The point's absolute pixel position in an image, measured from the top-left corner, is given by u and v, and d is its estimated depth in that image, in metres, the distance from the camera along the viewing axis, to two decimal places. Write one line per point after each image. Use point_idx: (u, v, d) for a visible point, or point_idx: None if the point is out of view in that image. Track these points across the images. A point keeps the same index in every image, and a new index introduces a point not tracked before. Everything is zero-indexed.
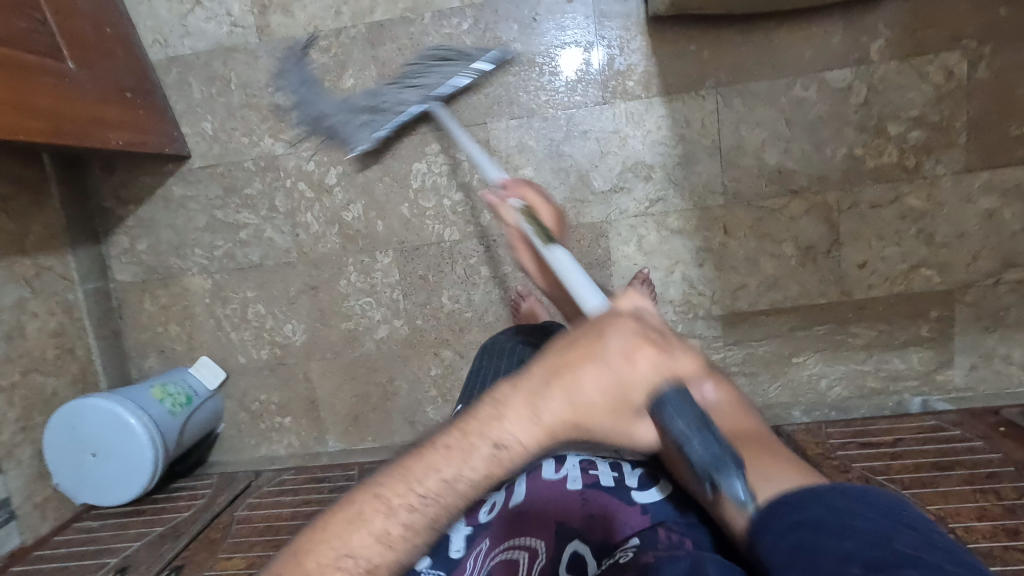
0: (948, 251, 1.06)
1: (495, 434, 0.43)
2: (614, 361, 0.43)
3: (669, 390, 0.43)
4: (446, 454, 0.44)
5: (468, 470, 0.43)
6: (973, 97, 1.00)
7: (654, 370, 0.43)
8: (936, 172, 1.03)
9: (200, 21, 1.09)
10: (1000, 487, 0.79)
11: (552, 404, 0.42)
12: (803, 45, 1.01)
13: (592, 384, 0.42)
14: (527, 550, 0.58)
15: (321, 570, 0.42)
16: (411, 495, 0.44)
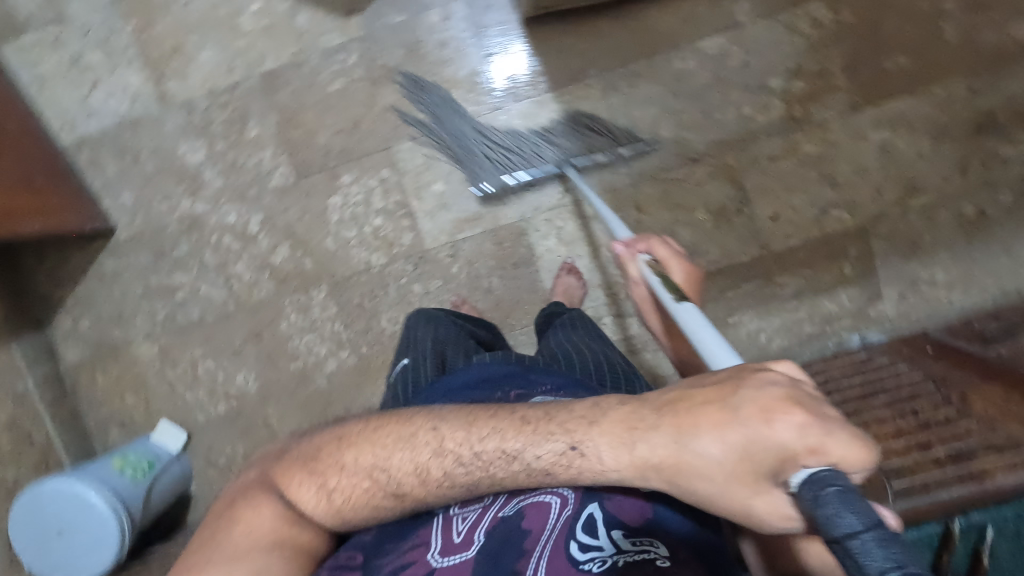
0: (852, 189, 1.09)
1: (578, 438, 0.49)
2: (747, 415, 0.40)
3: (828, 474, 0.36)
4: (516, 427, 0.52)
5: (528, 456, 0.51)
6: (840, 41, 1.05)
7: (796, 436, 0.38)
8: (824, 116, 1.07)
9: (103, 100, 1.13)
10: (918, 406, 0.80)
11: (656, 436, 0.45)
12: (673, 22, 1.07)
13: (710, 436, 0.42)
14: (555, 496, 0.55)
15: (362, 461, 0.55)
16: (465, 448, 0.53)
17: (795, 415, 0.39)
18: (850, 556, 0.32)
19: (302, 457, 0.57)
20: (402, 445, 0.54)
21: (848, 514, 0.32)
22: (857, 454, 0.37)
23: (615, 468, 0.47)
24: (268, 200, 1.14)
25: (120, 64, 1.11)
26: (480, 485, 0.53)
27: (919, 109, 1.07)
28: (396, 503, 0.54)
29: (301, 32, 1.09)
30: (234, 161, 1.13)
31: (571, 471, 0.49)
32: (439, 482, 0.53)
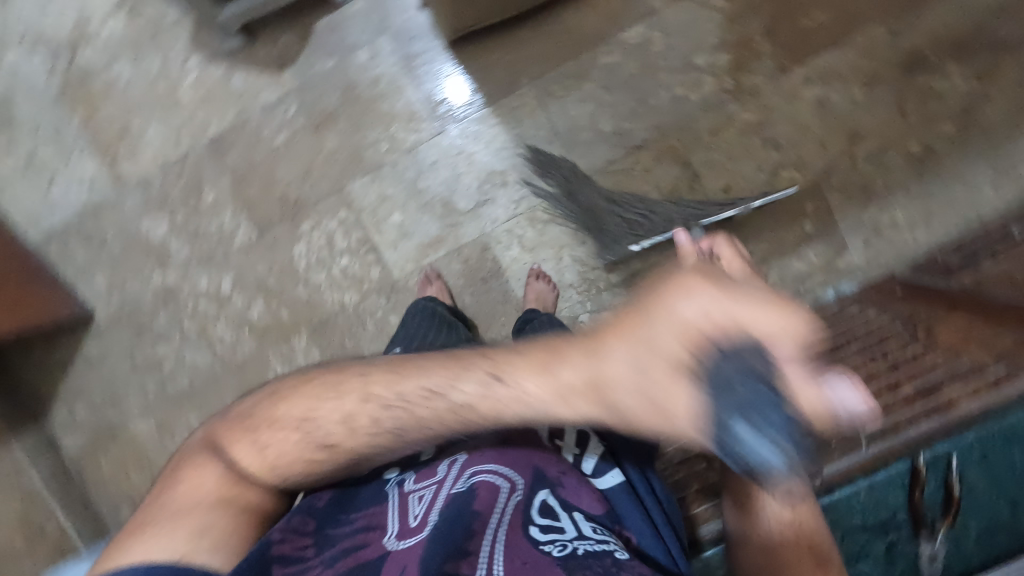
0: (797, 148, 1.11)
1: (499, 368, 0.41)
2: (651, 304, 0.34)
3: (731, 342, 0.32)
4: (442, 370, 0.45)
5: (453, 394, 0.43)
6: (755, 10, 1.09)
7: (704, 311, 0.33)
8: (755, 83, 1.09)
9: (63, 192, 1.16)
10: (887, 348, 0.80)
11: (573, 363, 0.37)
12: (593, 21, 1.10)
13: (623, 342, 0.35)
14: (505, 483, 0.53)
15: (290, 415, 0.52)
16: (388, 391, 0.48)
17: (699, 289, 0.33)
18: (740, 460, 0.33)
19: (242, 418, 0.56)
20: (330, 392, 0.51)
21: (733, 424, 0.32)
22: (763, 323, 0.32)
23: (535, 400, 0.39)
24: (236, 260, 1.16)
25: (73, 154, 1.15)
26: (409, 429, 0.47)
27: (845, 60, 1.09)
28: (328, 455, 0.51)
29: (239, 93, 1.12)
30: (198, 227, 1.15)
31: (495, 409, 0.41)
32: (366, 431, 0.49)
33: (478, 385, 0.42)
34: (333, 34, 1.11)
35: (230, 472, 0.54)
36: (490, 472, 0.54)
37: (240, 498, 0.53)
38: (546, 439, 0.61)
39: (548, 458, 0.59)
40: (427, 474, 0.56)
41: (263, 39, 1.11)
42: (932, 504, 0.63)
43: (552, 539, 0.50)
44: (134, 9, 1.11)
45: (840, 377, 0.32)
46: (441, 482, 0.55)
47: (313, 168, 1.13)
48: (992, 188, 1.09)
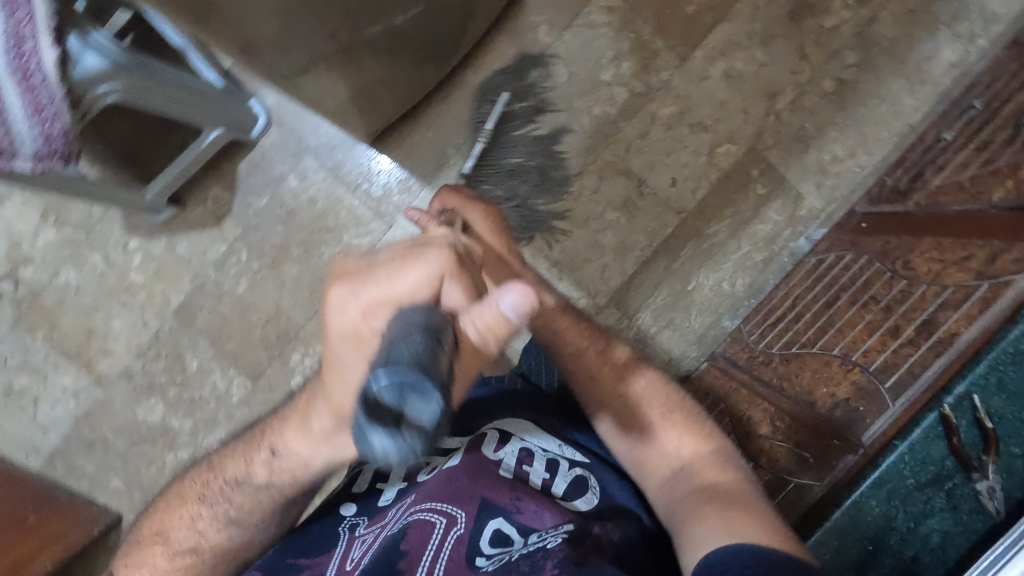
0: (723, 122, 1.14)
1: (273, 445, 0.61)
2: (338, 335, 0.48)
3: (370, 304, 0.47)
4: (236, 459, 0.65)
5: (250, 471, 0.64)
6: (640, 11, 1.11)
7: (354, 306, 0.47)
8: (664, 78, 1.13)
9: (50, 411, 1.14)
10: (874, 291, 0.82)
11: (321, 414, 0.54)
12: (494, 74, 1.12)
13: (333, 375, 0.50)
14: (445, 518, 0.64)
15: (160, 519, 0.69)
16: (212, 490, 0.67)
17: (344, 294, 0.48)
18: (413, 425, 0.35)
19: (131, 546, 0.70)
20: (177, 505, 0.68)
21: (365, 401, 0.36)
22: (408, 280, 0.46)
23: (307, 446, 0.59)
24: (239, 413, 1.13)
25: (47, 373, 1.13)
26: (252, 504, 0.65)
27: (737, 29, 1.12)
28: (195, 556, 0.67)
29: (189, 257, 1.12)
30: (192, 397, 1.14)
31: (284, 468, 0.62)
32: (213, 525, 0.67)
33: (265, 464, 0.63)
34: (257, 173, 1.11)
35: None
36: (429, 509, 0.65)
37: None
38: (509, 468, 0.70)
39: (501, 489, 0.67)
40: (377, 519, 0.69)
41: (193, 200, 1.11)
42: (971, 444, 0.60)
43: (491, 562, 0.61)
44: (60, 216, 1.11)
45: (504, 285, 0.44)
46: (385, 524, 0.67)
47: (282, 300, 1.13)
48: (911, 96, 1.14)
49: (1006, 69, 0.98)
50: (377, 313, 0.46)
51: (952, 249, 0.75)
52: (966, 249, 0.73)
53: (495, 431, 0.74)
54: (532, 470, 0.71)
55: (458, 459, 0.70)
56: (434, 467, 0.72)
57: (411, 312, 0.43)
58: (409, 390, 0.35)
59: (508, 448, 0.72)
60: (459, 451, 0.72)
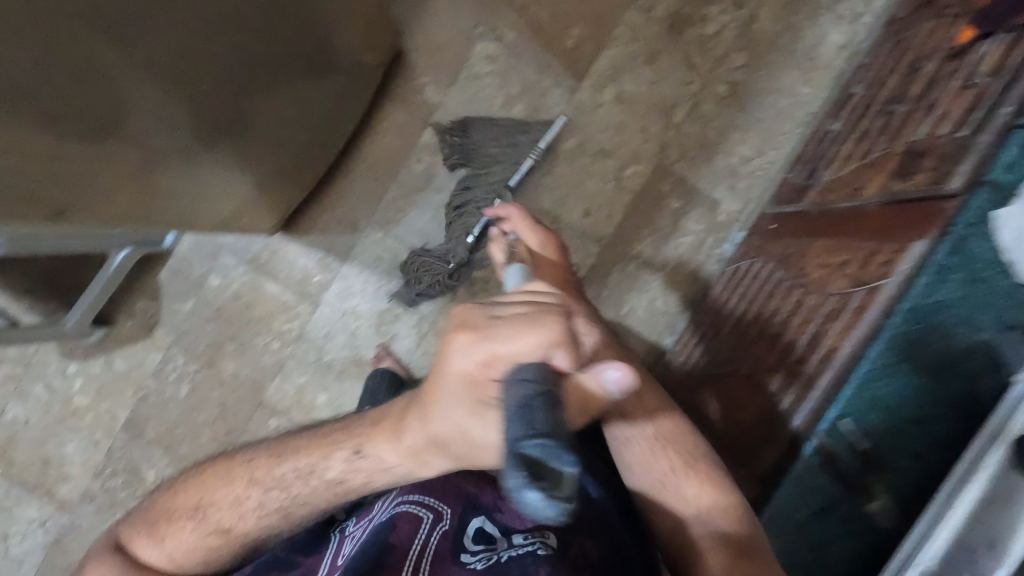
0: (624, 144, 1.14)
1: (355, 444, 0.59)
2: (449, 379, 0.46)
3: (489, 362, 0.44)
4: (315, 451, 0.62)
5: (323, 469, 0.61)
6: (521, 53, 1.12)
7: (468, 358, 0.45)
8: (557, 114, 1.13)
9: (21, 544, 1.15)
10: (777, 301, 0.82)
11: (411, 434, 0.53)
12: (390, 141, 1.13)
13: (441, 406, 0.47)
14: (431, 512, 0.63)
15: (196, 494, 0.68)
16: (266, 477, 0.64)
17: (462, 343, 0.45)
18: (564, 489, 0.36)
19: (151, 518, 0.70)
20: (221, 483, 0.67)
21: (517, 467, 0.36)
22: (526, 342, 0.44)
23: (392, 462, 0.56)
24: None
25: (11, 508, 1.15)
26: (292, 508, 0.64)
27: (620, 53, 1.12)
28: (222, 538, 0.66)
29: (129, 372, 1.14)
30: None
31: (358, 476, 0.59)
32: (255, 512, 0.65)
33: (343, 461, 0.60)
34: (177, 279, 1.14)
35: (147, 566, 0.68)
36: (415, 502, 0.64)
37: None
38: None
39: (489, 488, 0.66)
40: (365, 514, 0.69)
41: (121, 317, 1.14)
42: (854, 470, 0.59)
43: (476, 560, 0.59)
44: None
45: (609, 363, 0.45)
46: (373, 518, 0.67)
47: (226, 396, 1.14)
48: (806, 85, 1.13)
49: (883, 48, 0.98)
50: (494, 368, 0.44)
51: (836, 254, 0.75)
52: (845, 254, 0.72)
53: None
54: None
55: None
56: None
57: (525, 377, 0.42)
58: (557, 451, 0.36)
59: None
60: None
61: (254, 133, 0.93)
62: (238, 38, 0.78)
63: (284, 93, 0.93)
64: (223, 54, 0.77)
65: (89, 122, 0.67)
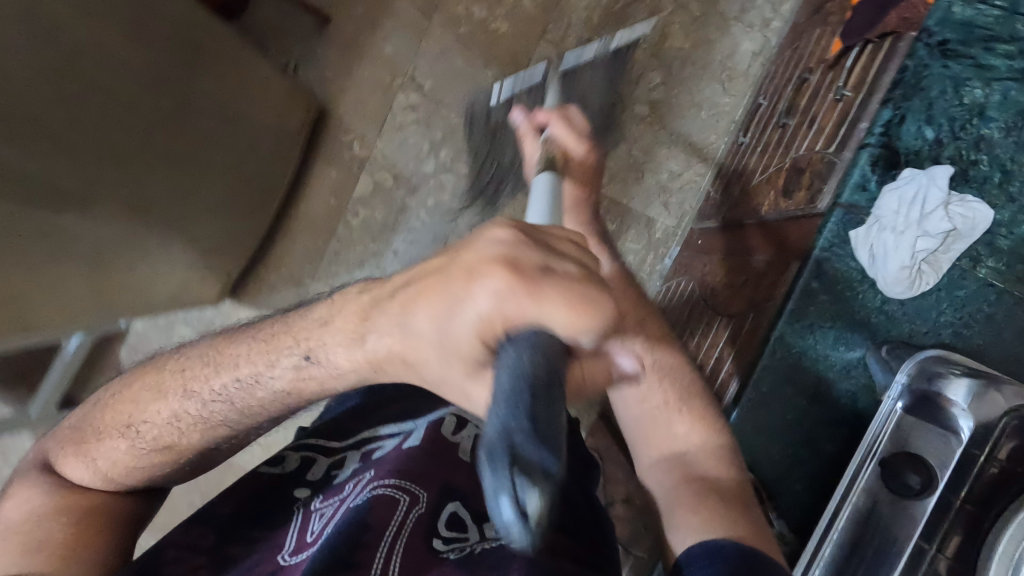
0: None
1: (306, 345, 0.43)
2: (455, 287, 0.34)
3: (512, 320, 0.32)
4: (259, 348, 0.45)
5: (266, 379, 0.45)
6: (441, 99, 1.15)
7: (493, 299, 0.32)
8: (482, 153, 1.15)
9: None
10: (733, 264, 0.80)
11: (381, 329, 0.38)
12: (324, 200, 1.17)
13: (422, 302, 0.36)
14: (407, 497, 0.60)
15: (119, 415, 0.53)
16: (202, 388, 0.49)
17: (498, 278, 0.32)
18: (539, 507, 0.26)
19: (72, 435, 0.57)
20: (150, 395, 0.52)
21: (483, 467, 0.26)
22: (561, 320, 0.31)
23: (342, 370, 0.42)
24: None
25: None
26: (234, 424, 0.50)
27: None
28: (165, 455, 0.54)
29: None
30: None
31: (310, 385, 0.44)
32: (195, 427, 0.51)
33: (289, 368, 0.43)
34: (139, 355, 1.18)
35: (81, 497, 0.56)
36: (390, 487, 0.60)
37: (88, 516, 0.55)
38: (466, 454, 0.69)
39: (461, 475, 0.66)
40: (334, 493, 0.63)
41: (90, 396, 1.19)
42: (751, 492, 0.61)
43: (450, 546, 0.57)
44: None
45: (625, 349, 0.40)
46: (344, 499, 0.61)
47: None
48: (726, 95, 1.14)
49: (785, 55, 0.99)
50: (516, 321, 0.32)
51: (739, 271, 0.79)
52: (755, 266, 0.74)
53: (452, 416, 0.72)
54: None
55: (416, 440, 0.67)
56: (389, 444, 0.68)
57: (536, 346, 0.31)
58: (532, 447, 0.26)
59: (466, 433, 0.71)
60: (417, 433, 0.69)
61: (196, 199, 0.97)
62: (156, 111, 0.84)
63: (216, 159, 0.98)
64: (137, 119, 0.81)
65: (35, 198, 0.71)
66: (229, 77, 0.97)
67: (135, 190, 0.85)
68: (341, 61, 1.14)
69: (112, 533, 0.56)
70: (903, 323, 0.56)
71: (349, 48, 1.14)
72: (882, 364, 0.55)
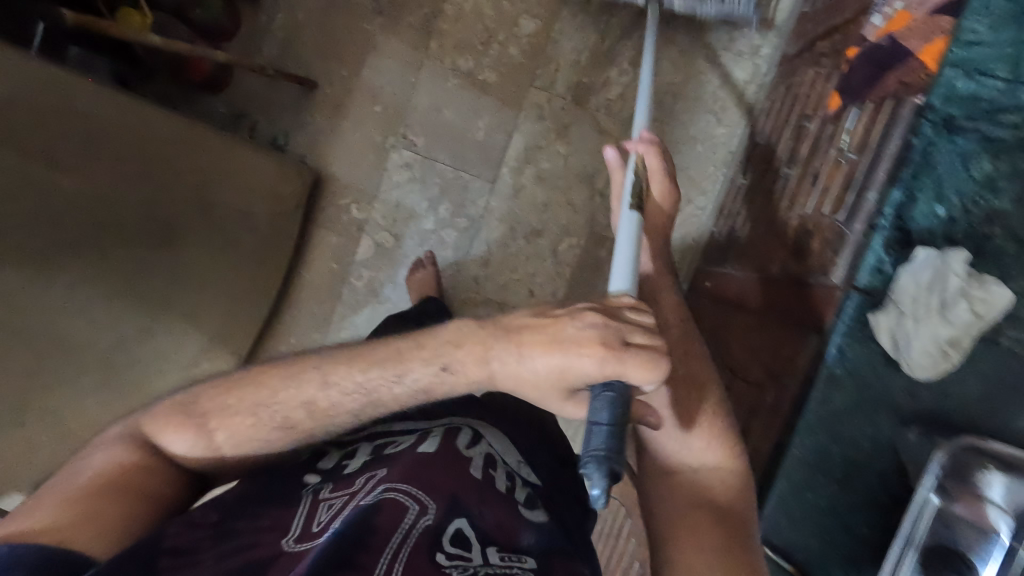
0: (553, 218, 1.14)
1: (444, 359, 0.54)
2: (568, 345, 0.47)
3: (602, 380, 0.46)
4: (396, 359, 0.55)
5: (407, 379, 0.55)
6: (434, 153, 1.14)
7: (596, 362, 0.46)
8: (482, 205, 1.15)
9: None
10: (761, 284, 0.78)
11: (503, 356, 0.51)
12: (327, 266, 1.16)
13: (541, 352, 0.49)
14: (416, 504, 0.54)
15: (243, 403, 0.58)
16: (346, 379, 0.56)
17: (600, 348, 0.46)
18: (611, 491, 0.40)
19: (176, 407, 0.60)
20: (282, 381, 0.58)
21: (584, 462, 0.41)
22: (638, 376, 0.45)
23: (461, 380, 0.53)
24: None
25: None
26: (359, 417, 0.58)
27: (531, 134, 1.13)
28: (288, 433, 0.58)
29: None
30: None
31: (437, 393, 0.55)
32: (329, 413, 0.57)
33: (422, 363, 0.54)
34: None
35: (155, 464, 0.59)
36: (402, 489, 0.54)
37: (142, 485, 0.57)
38: (479, 471, 0.60)
39: (471, 488, 0.58)
40: (342, 484, 0.57)
41: None
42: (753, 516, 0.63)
43: (451, 563, 0.51)
44: None
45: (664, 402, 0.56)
46: (353, 492, 0.56)
47: None
48: (720, 125, 1.13)
49: (780, 90, 0.98)
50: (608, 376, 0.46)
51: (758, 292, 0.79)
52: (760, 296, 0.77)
53: (469, 428, 0.65)
54: (497, 474, 0.62)
55: (434, 445, 0.60)
56: (404, 442, 0.62)
57: (616, 397, 0.45)
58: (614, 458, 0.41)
59: (479, 448, 0.63)
60: (433, 436, 0.62)
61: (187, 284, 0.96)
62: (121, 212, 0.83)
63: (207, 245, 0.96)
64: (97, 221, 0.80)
65: None
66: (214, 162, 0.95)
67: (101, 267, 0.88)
68: (331, 123, 1.13)
69: (150, 508, 0.56)
70: (928, 399, 0.55)
71: (337, 111, 1.13)
72: (915, 446, 0.54)
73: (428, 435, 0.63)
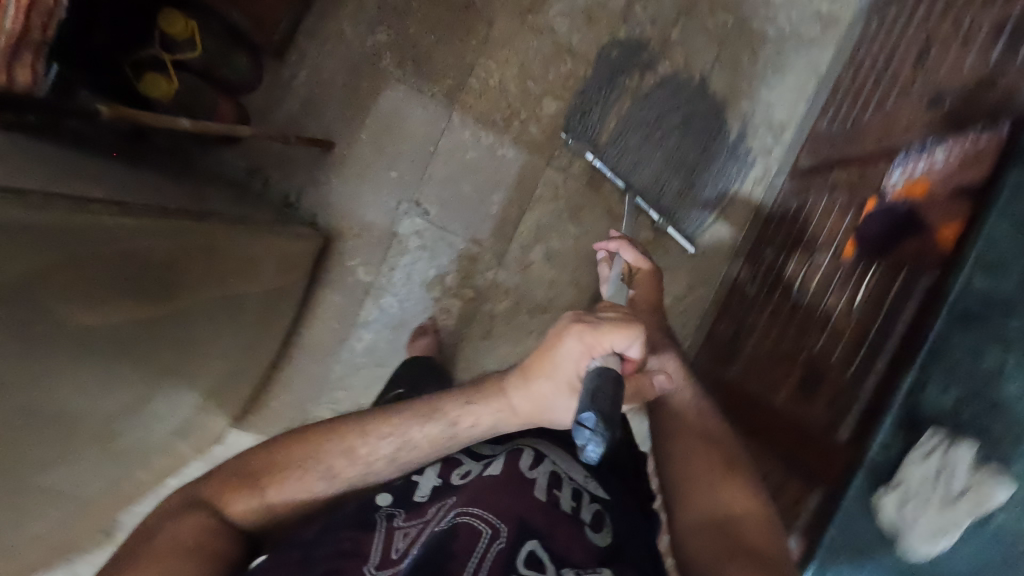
0: (559, 296, 1.15)
1: (456, 411, 0.60)
2: (554, 353, 0.55)
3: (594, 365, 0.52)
4: (415, 420, 0.61)
5: (430, 428, 0.60)
6: (447, 222, 1.14)
7: (579, 344, 0.53)
8: (490, 278, 1.15)
9: None
10: (768, 402, 0.82)
11: (514, 394, 0.57)
12: (328, 326, 1.15)
13: (540, 375, 0.56)
14: (488, 528, 0.52)
15: (288, 461, 0.60)
16: (376, 438, 0.61)
17: (575, 336, 0.53)
18: (606, 443, 0.49)
19: (236, 474, 0.60)
20: (320, 447, 0.61)
21: (579, 423, 0.49)
22: (617, 337, 0.52)
23: (485, 422, 0.59)
24: None
25: None
26: (393, 471, 0.61)
27: (545, 213, 1.14)
28: (332, 484, 0.60)
29: None
30: None
31: (463, 426, 0.59)
32: (371, 464, 0.61)
33: (437, 425, 0.60)
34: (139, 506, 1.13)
35: (217, 526, 0.57)
36: (474, 515, 0.53)
37: (212, 546, 0.55)
38: (543, 491, 0.56)
39: (539, 509, 0.54)
40: (416, 512, 0.57)
41: None
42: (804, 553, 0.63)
43: None
44: None
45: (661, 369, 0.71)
46: (428, 520, 0.55)
47: None
48: (727, 220, 1.15)
49: (793, 204, 1.01)
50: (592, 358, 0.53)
51: (761, 406, 0.83)
52: (763, 419, 0.81)
53: (530, 448, 0.62)
54: (561, 494, 0.57)
55: (498, 469, 0.58)
56: (471, 470, 0.60)
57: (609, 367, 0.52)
58: (604, 415, 0.49)
59: (543, 468, 0.59)
60: (496, 462, 0.60)
61: (188, 358, 0.91)
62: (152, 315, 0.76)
63: (212, 322, 0.91)
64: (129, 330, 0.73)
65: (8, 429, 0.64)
66: (235, 251, 0.90)
67: (108, 381, 0.75)
68: (346, 184, 1.12)
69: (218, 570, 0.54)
70: None
71: (350, 173, 1.12)
72: None
73: (494, 460, 0.61)
